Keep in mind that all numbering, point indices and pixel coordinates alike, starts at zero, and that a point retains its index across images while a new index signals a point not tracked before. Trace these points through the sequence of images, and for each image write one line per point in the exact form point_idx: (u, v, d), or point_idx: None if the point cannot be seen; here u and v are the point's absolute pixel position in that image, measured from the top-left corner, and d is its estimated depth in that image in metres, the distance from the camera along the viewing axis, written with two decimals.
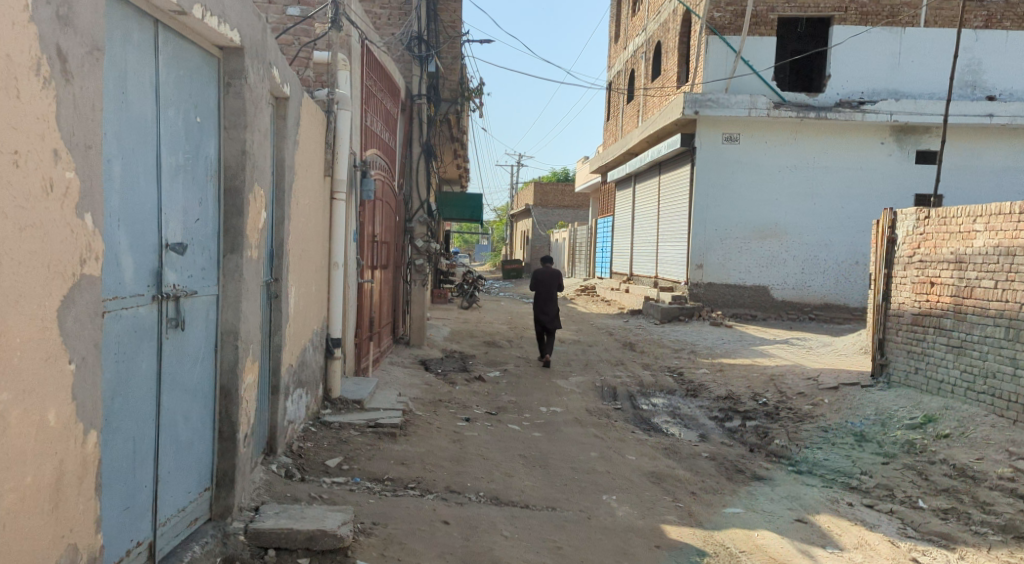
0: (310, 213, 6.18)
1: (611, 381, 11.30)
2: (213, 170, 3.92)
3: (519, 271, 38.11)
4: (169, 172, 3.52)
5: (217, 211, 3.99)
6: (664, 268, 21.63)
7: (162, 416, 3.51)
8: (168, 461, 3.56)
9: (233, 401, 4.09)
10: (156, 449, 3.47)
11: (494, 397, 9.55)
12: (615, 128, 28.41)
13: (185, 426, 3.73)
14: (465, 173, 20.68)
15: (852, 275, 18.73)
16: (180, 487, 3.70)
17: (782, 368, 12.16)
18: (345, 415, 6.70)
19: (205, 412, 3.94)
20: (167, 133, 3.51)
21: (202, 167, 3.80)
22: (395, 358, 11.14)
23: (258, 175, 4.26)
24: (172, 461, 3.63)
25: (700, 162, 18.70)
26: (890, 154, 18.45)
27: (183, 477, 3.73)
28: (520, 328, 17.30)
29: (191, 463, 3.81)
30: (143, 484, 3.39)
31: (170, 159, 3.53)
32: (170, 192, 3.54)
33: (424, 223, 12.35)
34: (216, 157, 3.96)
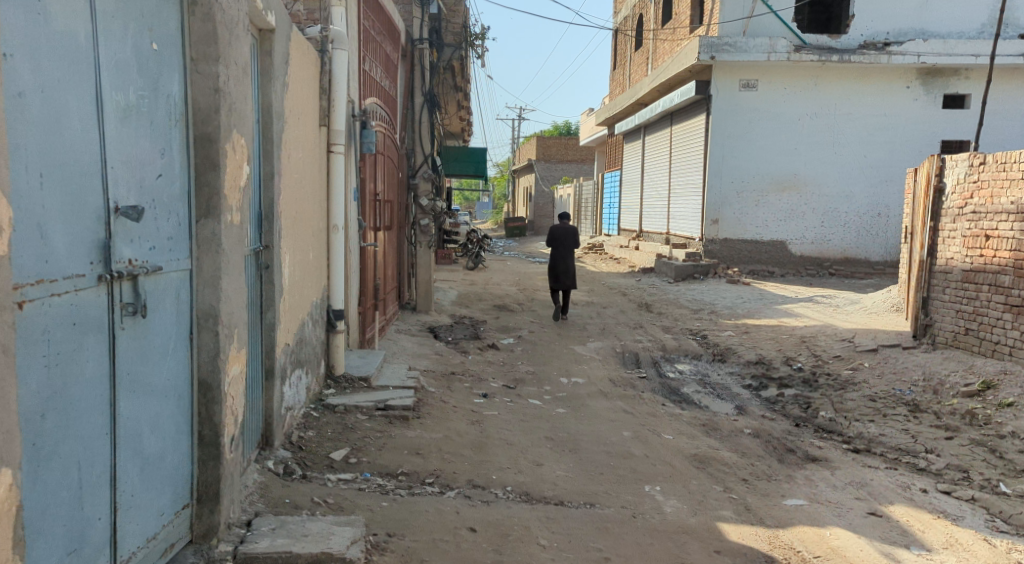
0: (305, 167, 5.42)
1: (632, 347, 10.60)
2: (178, 113, 3.16)
3: (522, 229, 37.35)
4: (115, 115, 2.77)
5: (187, 164, 3.23)
6: (676, 224, 20.92)
7: (119, 425, 2.80)
8: (129, 482, 2.86)
9: (214, 399, 3.36)
10: (112, 468, 2.77)
11: (511, 367, 8.88)
12: (622, 77, 27.51)
13: (154, 435, 3.02)
14: (468, 127, 19.86)
15: (874, 228, 18.47)
16: (149, 511, 3.00)
17: (813, 329, 11.45)
18: (351, 396, 5.98)
19: (181, 415, 3.22)
20: (110, 64, 2.75)
21: (163, 108, 3.04)
22: (402, 326, 10.44)
23: (237, 119, 3.49)
24: (137, 481, 2.92)
25: (716, 112, 18.25)
26: (916, 99, 18.15)
27: (152, 498, 3.03)
28: (529, 290, 16.59)
29: (164, 479, 3.11)
30: (95, 513, 2.70)
31: (116, 99, 2.78)
32: (117, 142, 2.79)
33: (429, 179, 11.63)
34: (183, 97, 3.20)
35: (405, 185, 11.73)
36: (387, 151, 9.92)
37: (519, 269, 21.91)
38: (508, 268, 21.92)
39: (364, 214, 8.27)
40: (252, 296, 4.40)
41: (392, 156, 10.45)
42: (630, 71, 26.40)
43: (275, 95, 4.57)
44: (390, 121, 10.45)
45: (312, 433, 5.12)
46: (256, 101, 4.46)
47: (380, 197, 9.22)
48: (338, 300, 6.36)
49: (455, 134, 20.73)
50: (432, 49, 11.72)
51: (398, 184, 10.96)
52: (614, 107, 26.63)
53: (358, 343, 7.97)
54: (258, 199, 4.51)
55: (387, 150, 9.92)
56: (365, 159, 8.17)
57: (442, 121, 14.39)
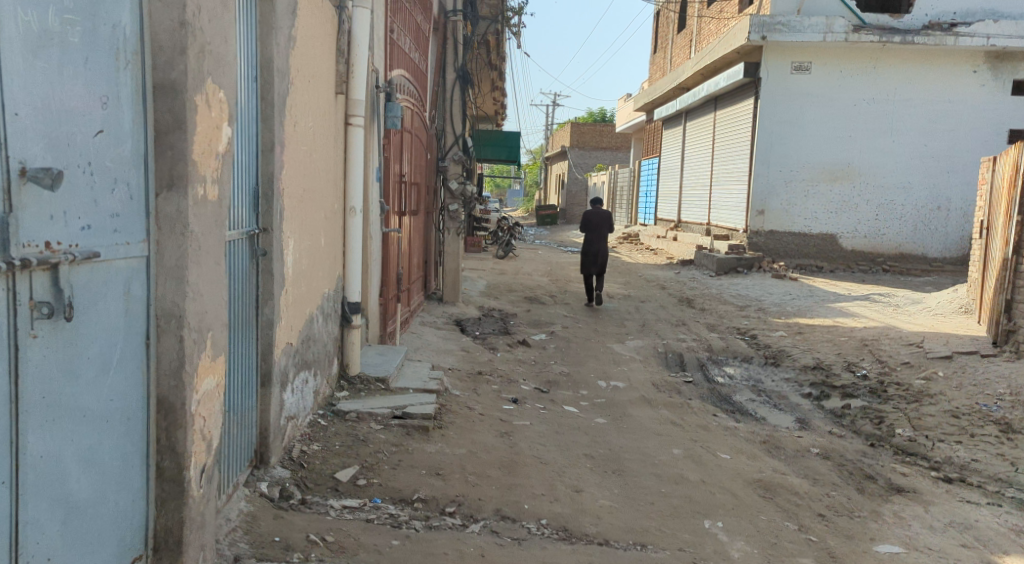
0: (317, 138, 4.70)
1: (676, 346, 9.80)
2: (133, 64, 2.78)
3: (554, 216, 36.54)
4: (26, 69, 2.41)
5: (142, 128, 2.84)
6: (718, 215, 20.04)
7: (29, 440, 2.46)
8: (43, 503, 2.52)
9: (176, 421, 2.97)
10: (17, 484, 2.43)
11: (544, 367, 8.12)
12: (663, 61, 26.60)
13: (85, 455, 2.66)
14: (502, 109, 19.12)
15: (932, 221, 17.55)
16: (76, 538, 2.65)
17: (872, 333, 10.56)
18: (366, 401, 5.22)
19: (132, 425, 2.85)
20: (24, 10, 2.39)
21: (108, 64, 2.67)
22: (426, 317, 9.73)
23: (212, 66, 3.03)
24: (66, 500, 2.60)
25: (765, 95, 17.43)
26: (982, 85, 17.21)
27: (82, 525, 2.67)
28: (562, 280, 15.82)
29: (103, 506, 2.74)
30: None
31: (31, 50, 2.42)
32: (32, 102, 2.43)
33: (459, 161, 10.90)
34: (139, 40, 2.81)
35: (433, 168, 10.99)
36: (415, 129, 9.17)
37: (552, 258, 21.15)
38: (541, 258, 21.16)
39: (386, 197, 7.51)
40: (243, 288, 3.68)
41: (421, 136, 9.70)
42: (672, 56, 25.46)
43: (279, 49, 3.86)
44: (420, 98, 9.74)
45: (317, 446, 4.38)
46: (254, 55, 3.75)
47: (407, 178, 8.50)
48: (354, 293, 5.64)
49: (488, 117, 20.03)
50: (466, 21, 10.95)
51: (426, 165, 10.23)
52: (654, 93, 25.69)
53: (376, 339, 7.22)
54: (252, 174, 3.77)
55: (415, 128, 9.17)
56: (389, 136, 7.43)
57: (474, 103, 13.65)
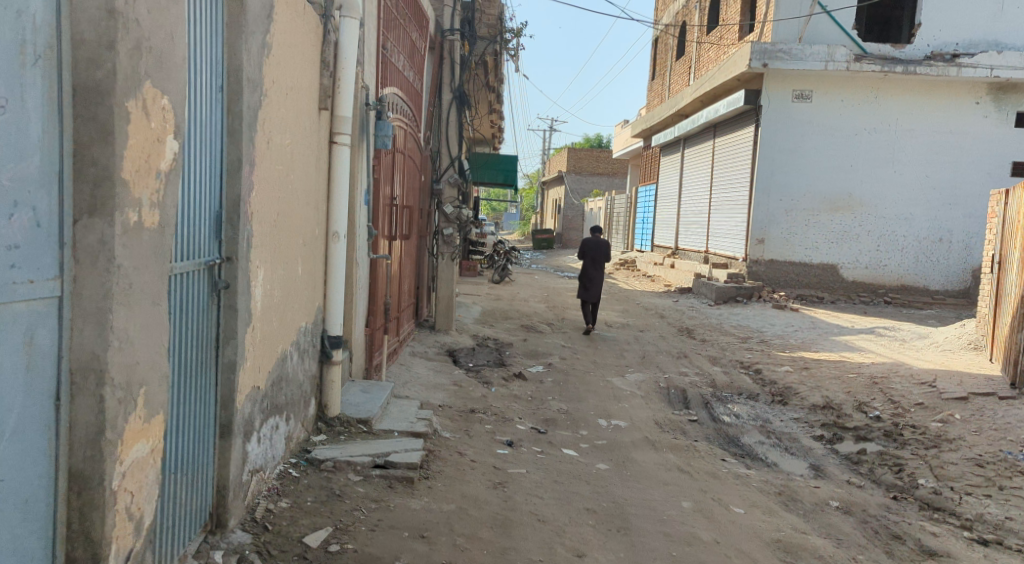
0: (297, 159, 4.24)
1: (678, 381, 9.33)
2: (45, 83, 2.66)
3: (550, 241, 36.11)
4: None
5: (59, 152, 2.71)
6: (717, 242, 19.63)
7: None
8: None
9: (91, 485, 2.80)
10: None
11: (540, 403, 7.65)
12: (662, 87, 26.30)
13: None
14: (498, 132, 18.75)
15: (933, 254, 17.20)
16: None
17: (882, 370, 10.11)
18: (346, 447, 4.75)
19: (34, 473, 2.70)
20: None
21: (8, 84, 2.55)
22: (417, 347, 9.26)
23: (153, 68, 2.90)
24: None
25: (766, 123, 17.09)
26: (985, 116, 16.90)
27: None
28: (558, 308, 15.36)
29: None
30: None
31: None
32: None
33: (454, 184, 10.49)
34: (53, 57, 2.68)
35: (427, 190, 10.53)
36: (408, 150, 8.71)
37: (548, 284, 20.68)
38: (536, 284, 20.70)
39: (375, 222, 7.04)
40: (196, 329, 3.28)
41: (415, 157, 9.24)
42: (670, 82, 25.15)
43: (250, 58, 3.43)
44: (414, 119, 9.30)
45: (285, 503, 3.90)
46: (219, 62, 3.32)
47: (398, 202, 8.03)
48: (335, 326, 5.17)
49: (484, 140, 19.63)
50: (464, 40, 10.54)
51: (420, 187, 9.77)
52: (653, 119, 25.35)
53: (360, 373, 6.73)
54: (216, 197, 3.34)
55: (409, 149, 8.71)
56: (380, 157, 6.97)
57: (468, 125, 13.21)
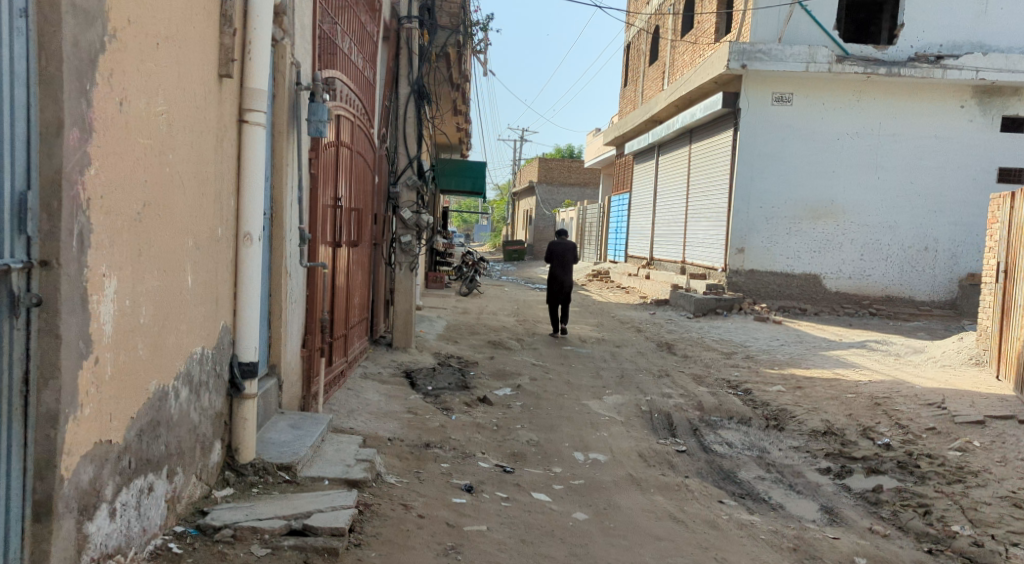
0: (166, 138, 3.38)
1: (660, 404, 8.38)
2: None
3: (521, 252, 35.15)
4: None
5: None
6: (694, 251, 18.78)
7: None
8: None
9: None
10: None
11: (508, 432, 6.68)
12: (635, 94, 25.50)
13: None
14: (464, 136, 17.77)
15: (918, 263, 16.47)
16: None
17: (882, 390, 9.23)
18: (254, 505, 3.80)
19: None
20: None
21: None
22: (370, 367, 8.25)
23: None
24: None
25: (744, 127, 16.29)
26: (970, 121, 16.22)
27: None
28: (530, 322, 14.38)
29: None
30: None
31: None
32: None
33: (413, 187, 9.49)
34: None
35: (383, 193, 9.55)
36: (358, 148, 7.72)
37: (518, 297, 19.68)
38: (506, 296, 19.69)
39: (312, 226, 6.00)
40: None
41: (367, 157, 8.24)
42: (643, 88, 24.34)
43: None
44: (367, 111, 8.30)
45: None
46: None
47: (344, 204, 7.02)
48: (247, 352, 4.14)
49: (450, 146, 18.65)
50: (422, 29, 9.58)
51: (373, 189, 8.77)
52: (626, 126, 24.53)
53: (292, 408, 5.66)
54: (16, 181, 2.79)
55: (358, 147, 7.71)
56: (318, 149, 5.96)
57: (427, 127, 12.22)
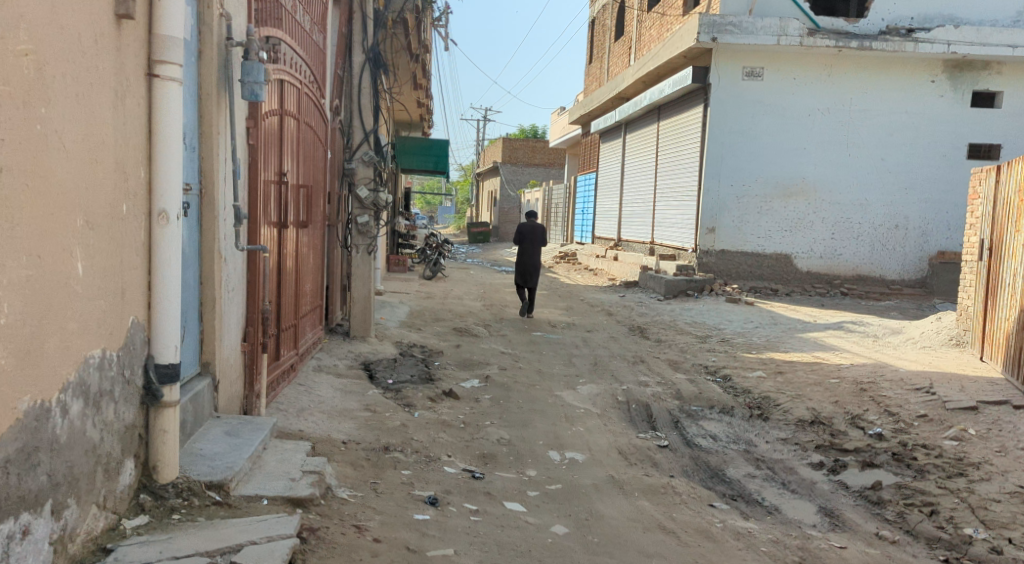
0: (35, 88, 2.76)
1: (638, 394, 7.88)
2: None
3: (486, 234, 34.53)
4: None
5: None
6: (663, 232, 18.33)
7: None
8: None
9: None
10: None
11: (475, 431, 6.10)
12: (600, 71, 24.92)
13: None
14: (426, 114, 17.09)
15: (889, 241, 16.15)
16: None
17: (866, 373, 8.77)
18: (173, 541, 3.20)
19: None
20: None
21: None
22: (325, 359, 7.63)
23: None
24: None
25: (715, 102, 15.79)
26: (941, 96, 15.83)
27: None
28: (496, 306, 13.81)
29: None
30: None
31: None
32: None
33: (369, 163, 8.84)
34: None
35: (337, 170, 8.90)
36: (307, 119, 7.05)
37: (484, 280, 19.09)
38: (472, 279, 19.10)
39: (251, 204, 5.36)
40: None
41: (317, 129, 7.58)
42: (609, 64, 23.77)
43: None
44: (317, 80, 7.62)
45: None
46: None
47: (290, 181, 6.36)
48: (166, 352, 3.52)
49: (412, 123, 17.97)
50: None
51: (325, 166, 8.10)
52: (591, 103, 23.97)
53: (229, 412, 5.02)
54: None
55: (306, 119, 7.05)
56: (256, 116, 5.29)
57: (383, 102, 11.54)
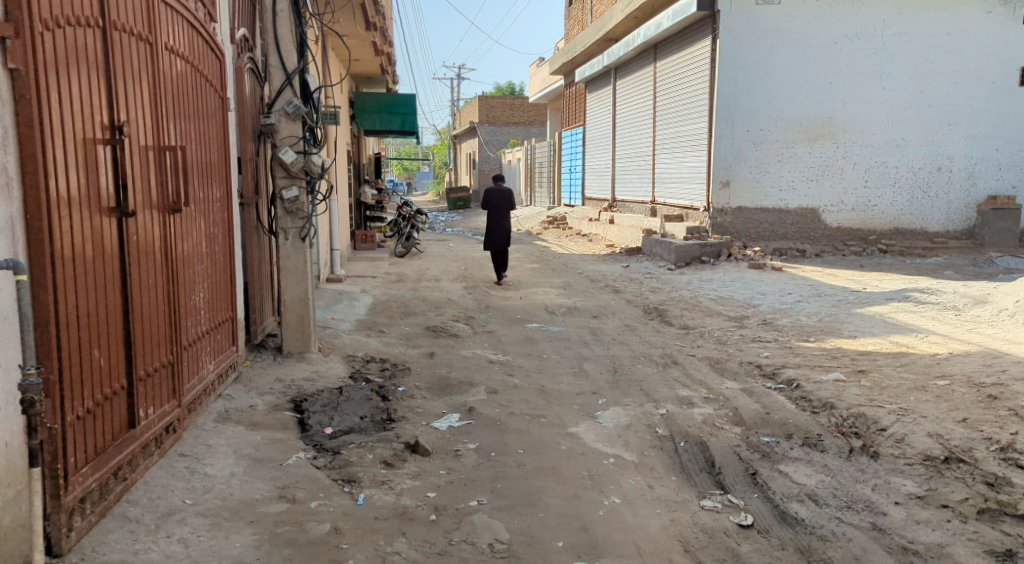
0: None
1: (683, 424, 5.63)
2: None
3: (466, 200, 32.06)
4: None
5: None
6: (666, 189, 16.02)
7: None
8: None
9: None
10: None
11: (453, 531, 3.84)
12: (582, 13, 22.43)
13: None
14: (387, 66, 14.62)
15: (931, 187, 13.85)
16: None
17: (981, 368, 6.52)
18: None
19: None
20: None
21: None
22: (238, 400, 5.31)
23: None
24: None
25: (725, 32, 13.36)
26: (989, 13, 13.49)
27: None
28: (480, 289, 11.49)
29: None
30: None
31: None
32: None
33: (293, 116, 6.48)
34: None
35: (250, 126, 6.56)
36: (177, 49, 4.74)
37: (465, 254, 16.74)
38: (451, 254, 16.72)
39: (20, 174, 3.09)
40: None
41: (203, 68, 5.26)
42: (592, 3, 21.26)
43: None
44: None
45: None
46: None
47: (133, 138, 3.99)
48: None
49: (373, 78, 15.54)
50: None
51: (223, 121, 5.70)
52: (575, 49, 21.50)
53: None
54: None
55: (176, 48, 4.73)
56: (12, 14, 3.04)
57: (312, 44, 9.06)
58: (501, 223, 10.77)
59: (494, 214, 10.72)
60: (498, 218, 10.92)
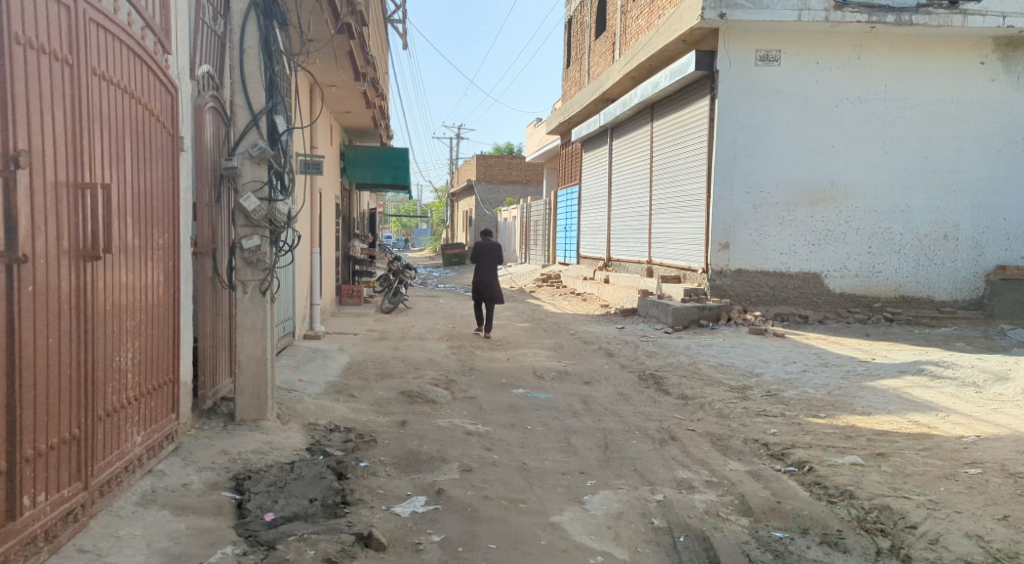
0: None
1: (683, 513, 4.92)
2: None
3: (461, 257, 31.56)
4: None
5: None
6: (663, 250, 15.45)
7: None
8: None
9: None
10: None
11: None
12: (580, 72, 22.15)
13: None
14: (377, 118, 14.16)
15: (937, 254, 13.23)
16: None
17: (1015, 455, 5.82)
18: None
19: None
20: None
21: None
22: (171, 475, 4.61)
23: None
24: None
25: (724, 92, 12.95)
26: (992, 81, 12.97)
27: None
28: (465, 349, 10.82)
29: None
30: None
31: None
32: None
33: (256, 161, 5.90)
34: None
35: (209, 171, 5.96)
36: (113, 77, 4.15)
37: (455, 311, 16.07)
38: (439, 311, 16.06)
39: None
40: None
41: (149, 103, 4.66)
42: (590, 62, 20.97)
43: None
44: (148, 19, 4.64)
45: None
46: None
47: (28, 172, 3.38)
48: None
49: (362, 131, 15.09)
50: None
51: (173, 163, 5.08)
52: (572, 108, 21.16)
53: None
54: None
55: (112, 77, 4.13)
56: None
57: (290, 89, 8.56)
58: (488, 280, 10.14)
59: (481, 269, 10.09)
60: (486, 274, 10.34)
